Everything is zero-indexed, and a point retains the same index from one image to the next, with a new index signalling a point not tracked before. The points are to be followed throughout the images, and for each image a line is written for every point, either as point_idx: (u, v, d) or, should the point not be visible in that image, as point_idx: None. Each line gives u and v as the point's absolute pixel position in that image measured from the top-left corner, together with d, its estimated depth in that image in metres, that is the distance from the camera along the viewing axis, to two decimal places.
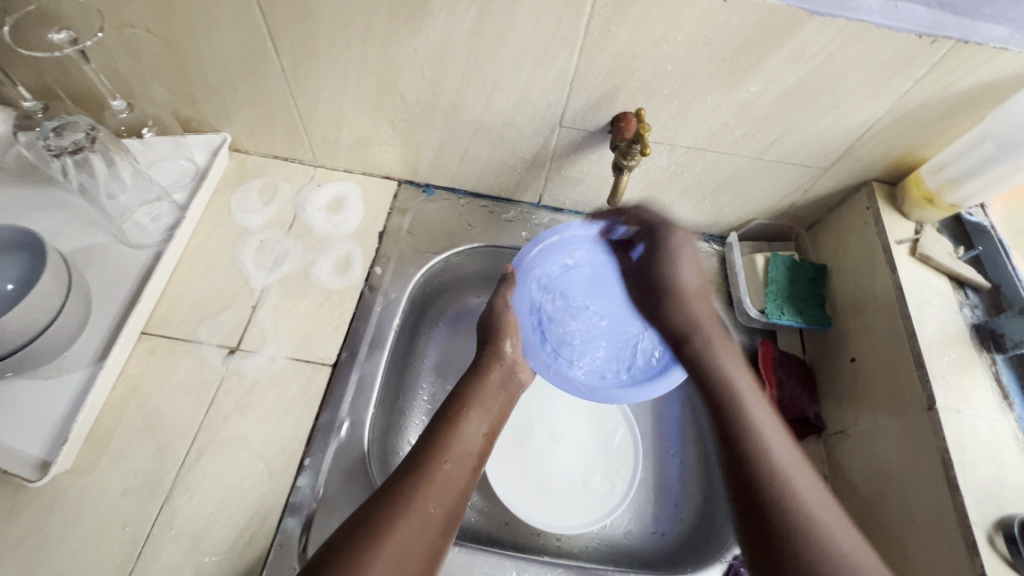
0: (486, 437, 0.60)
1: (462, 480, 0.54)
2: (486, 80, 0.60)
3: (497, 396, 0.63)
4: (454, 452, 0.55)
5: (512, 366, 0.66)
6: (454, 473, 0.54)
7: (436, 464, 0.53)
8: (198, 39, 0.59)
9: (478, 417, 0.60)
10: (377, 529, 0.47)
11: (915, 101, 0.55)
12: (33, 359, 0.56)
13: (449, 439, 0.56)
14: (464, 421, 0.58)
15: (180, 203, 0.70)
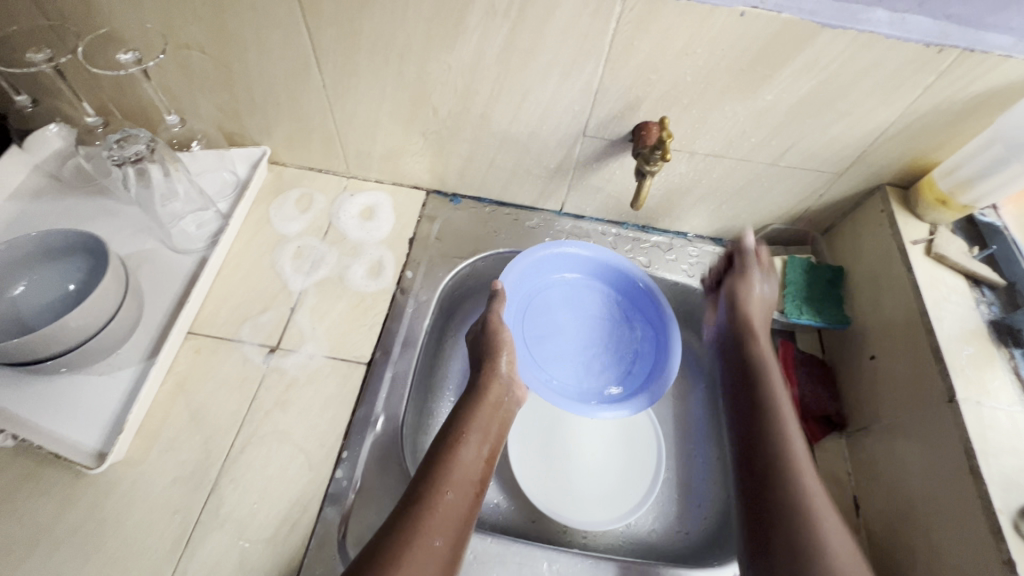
0: (487, 460, 0.58)
1: (463, 510, 0.52)
2: (515, 93, 0.64)
3: (494, 419, 0.61)
4: (454, 482, 0.53)
5: (508, 384, 0.64)
6: (455, 505, 0.52)
7: (438, 493, 0.52)
8: (248, 58, 0.64)
9: (478, 440, 0.59)
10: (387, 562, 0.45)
11: (925, 107, 0.57)
12: (92, 355, 0.59)
13: (450, 465, 0.55)
14: (463, 446, 0.57)
15: (224, 212, 0.74)
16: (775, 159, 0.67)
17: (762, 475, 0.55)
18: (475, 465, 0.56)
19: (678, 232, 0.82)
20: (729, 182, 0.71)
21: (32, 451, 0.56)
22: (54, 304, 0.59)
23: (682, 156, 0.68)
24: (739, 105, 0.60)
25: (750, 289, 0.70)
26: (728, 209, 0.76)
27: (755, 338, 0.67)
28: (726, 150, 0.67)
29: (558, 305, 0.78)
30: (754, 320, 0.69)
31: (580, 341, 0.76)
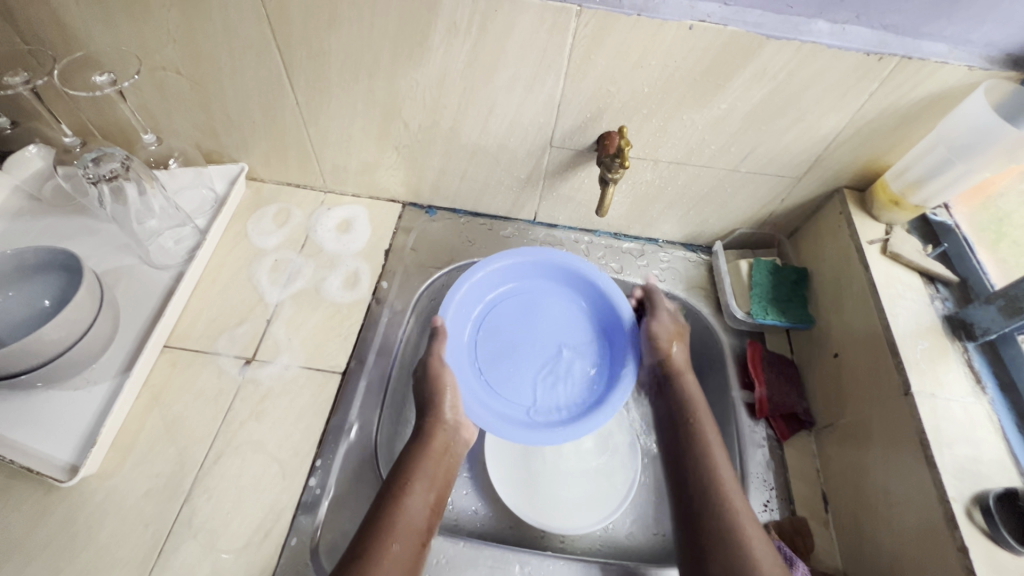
0: (433, 509, 0.55)
1: (409, 564, 0.50)
2: (482, 106, 0.66)
3: (438, 468, 0.58)
4: (399, 532, 0.51)
5: (455, 428, 0.62)
6: (400, 560, 0.49)
7: (379, 550, 0.49)
8: (222, 78, 0.66)
9: (423, 488, 0.56)
10: None
11: (872, 113, 0.60)
12: (66, 370, 0.60)
13: (392, 519, 0.51)
14: (408, 497, 0.54)
15: (201, 228, 0.75)
16: (735, 165, 0.69)
17: (684, 483, 0.57)
18: (422, 518, 0.54)
19: (649, 239, 0.84)
20: (694, 188, 0.74)
21: (5, 466, 0.56)
22: (28, 320, 0.60)
23: (647, 164, 0.70)
24: (696, 114, 0.63)
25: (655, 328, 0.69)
26: (695, 214, 0.78)
27: (686, 373, 0.67)
28: (689, 158, 0.69)
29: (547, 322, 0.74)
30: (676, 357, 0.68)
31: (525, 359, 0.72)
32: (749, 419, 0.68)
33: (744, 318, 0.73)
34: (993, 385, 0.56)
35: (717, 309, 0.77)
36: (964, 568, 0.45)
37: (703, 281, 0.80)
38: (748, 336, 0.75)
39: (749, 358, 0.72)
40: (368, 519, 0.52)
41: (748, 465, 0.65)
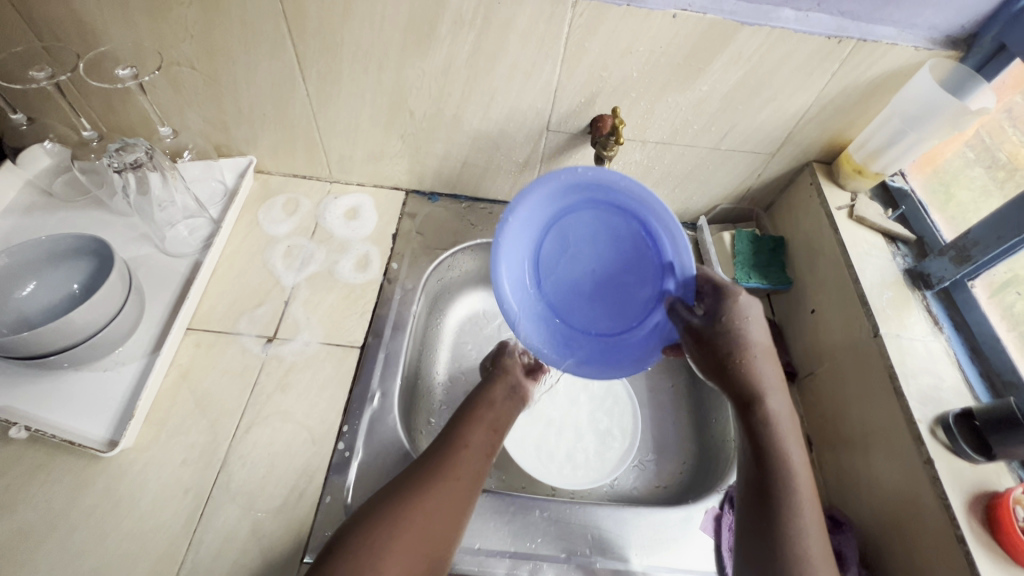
0: (495, 434, 0.63)
1: (461, 499, 0.54)
2: (484, 93, 0.71)
3: (500, 407, 0.66)
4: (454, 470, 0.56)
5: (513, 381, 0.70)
6: (453, 493, 0.54)
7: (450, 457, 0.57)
8: (236, 72, 0.70)
9: (484, 419, 0.64)
10: (398, 515, 0.51)
11: (834, 92, 0.67)
12: (98, 350, 0.63)
13: (460, 435, 0.60)
14: (473, 423, 0.63)
15: (215, 218, 0.79)
16: (716, 144, 0.76)
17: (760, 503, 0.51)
18: (476, 463, 0.58)
19: None
20: (679, 167, 0.80)
21: (44, 442, 0.59)
22: (60, 304, 0.63)
23: (636, 145, 0.76)
24: (680, 96, 0.69)
25: (746, 329, 0.56)
26: (680, 192, 0.85)
27: (763, 360, 0.55)
28: (674, 138, 0.75)
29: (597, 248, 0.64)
30: (752, 343, 0.55)
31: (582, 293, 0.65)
32: None
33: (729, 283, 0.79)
34: (949, 325, 0.63)
35: None
36: (929, 476, 0.52)
37: (690, 254, 0.87)
38: None
39: None
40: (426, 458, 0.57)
41: None
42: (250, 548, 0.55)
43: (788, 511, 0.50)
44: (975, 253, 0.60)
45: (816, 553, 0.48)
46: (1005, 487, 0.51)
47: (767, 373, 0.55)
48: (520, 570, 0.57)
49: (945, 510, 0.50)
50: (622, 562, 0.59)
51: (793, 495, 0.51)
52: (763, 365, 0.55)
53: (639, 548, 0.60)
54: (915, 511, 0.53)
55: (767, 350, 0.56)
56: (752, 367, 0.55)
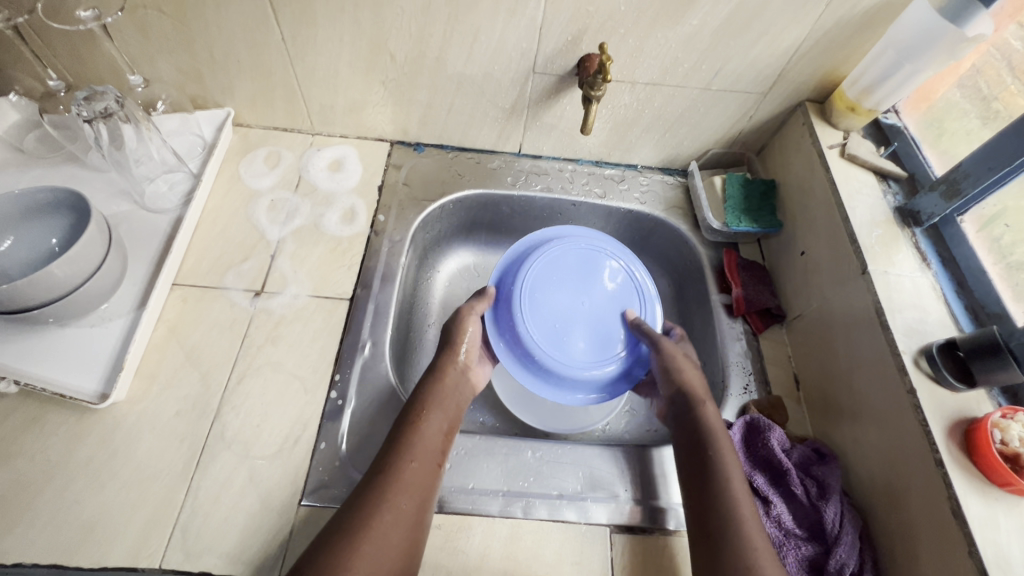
0: (447, 434, 0.59)
1: (426, 479, 0.54)
2: (467, 33, 0.68)
3: (451, 397, 0.62)
4: (419, 452, 0.55)
5: (465, 367, 0.66)
6: (417, 474, 0.54)
7: (400, 465, 0.53)
8: (206, 15, 0.66)
9: (438, 416, 0.59)
10: (350, 544, 0.47)
11: (829, 23, 0.65)
12: (82, 305, 0.62)
13: (412, 441, 0.56)
14: (425, 423, 0.58)
15: (195, 172, 0.77)
16: (707, 84, 0.74)
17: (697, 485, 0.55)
18: (437, 440, 0.57)
19: (629, 165, 0.89)
20: (669, 110, 0.78)
21: (36, 396, 0.59)
22: (39, 259, 0.62)
23: (625, 87, 0.74)
24: (670, 32, 0.67)
25: (678, 358, 0.65)
26: (671, 137, 0.83)
27: (686, 363, 0.65)
28: (664, 79, 0.73)
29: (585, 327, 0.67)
30: (679, 357, 0.65)
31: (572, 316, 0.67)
32: (728, 317, 0.75)
33: (720, 228, 0.79)
34: (937, 261, 0.63)
35: (695, 225, 0.83)
36: (912, 404, 0.53)
37: (681, 202, 0.86)
38: (723, 247, 0.82)
39: (725, 265, 0.78)
40: (387, 442, 0.56)
41: (728, 355, 0.72)
42: (249, 492, 0.56)
43: (716, 463, 0.56)
44: (965, 186, 0.59)
45: (748, 508, 0.52)
46: (984, 412, 0.52)
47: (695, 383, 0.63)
48: (513, 507, 0.58)
49: (926, 435, 0.51)
50: (614, 496, 0.60)
51: (716, 452, 0.57)
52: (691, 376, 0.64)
53: (628, 483, 0.61)
54: (897, 440, 0.54)
55: (692, 365, 0.65)
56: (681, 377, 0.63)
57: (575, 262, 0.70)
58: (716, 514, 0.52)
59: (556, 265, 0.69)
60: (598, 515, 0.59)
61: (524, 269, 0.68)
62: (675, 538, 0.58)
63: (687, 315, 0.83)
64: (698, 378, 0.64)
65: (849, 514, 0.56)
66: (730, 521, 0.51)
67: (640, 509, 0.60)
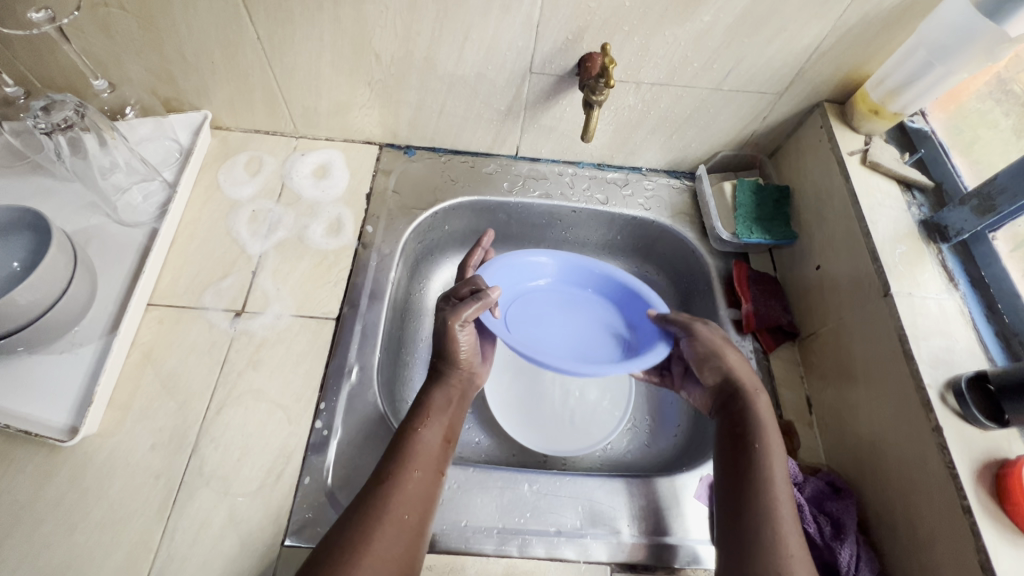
0: (446, 445, 0.58)
1: (429, 489, 0.53)
2: (458, 31, 0.63)
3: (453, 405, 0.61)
4: (420, 462, 0.54)
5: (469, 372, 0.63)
6: (421, 484, 0.52)
7: (404, 474, 0.52)
8: (173, 13, 0.61)
9: (438, 424, 0.58)
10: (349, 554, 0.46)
11: (854, 19, 0.59)
12: (49, 332, 0.58)
13: (410, 449, 0.54)
14: (423, 431, 0.56)
15: (170, 181, 0.72)
16: (718, 84, 0.68)
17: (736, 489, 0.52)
18: (437, 448, 0.56)
19: (633, 168, 0.84)
20: (676, 111, 0.73)
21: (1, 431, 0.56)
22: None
23: (629, 87, 0.69)
24: (679, 29, 0.61)
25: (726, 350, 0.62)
26: (678, 139, 0.78)
27: (731, 353, 0.61)
28: (671, 79, 0.68)
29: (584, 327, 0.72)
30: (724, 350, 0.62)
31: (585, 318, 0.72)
32: (737, 334, 0.71)
33: (729, 238, 0.74)
34: (965, 281, 0.58)
35: (702, 233, 0.78)
36: (937, 444, 0.49)
37: (688, 208, 0.81)
38: (733, 257, 0.77)
39: (734, 278, 0.73)
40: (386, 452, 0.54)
41: None
42: (228, 532, 0.53)
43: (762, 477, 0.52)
44: (1000, 202, 0.54)
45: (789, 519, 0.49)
46: (1016, 453, 0.48)
47: (746, 376, 0.60)
48: (508, 545, 0.55)
49: (953, 479, 0.47)
50: (616, 533, 0.57)
51: (761, 446, 0.54)
52: (740, 367, 0.60)
53: (633, 518, 0.58)
54: (920, 481, 0.50)
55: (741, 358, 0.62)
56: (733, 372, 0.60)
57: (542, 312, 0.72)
58: (763, 508, 0.50)
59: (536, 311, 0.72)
60: (598, 553, 0.56)
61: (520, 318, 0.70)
62: None
63: None
64: (750, 373, 0.60)
65: (866, 556, 0.52)
66: (766, 511, 0.49)
67: (648, 545, 0.57)
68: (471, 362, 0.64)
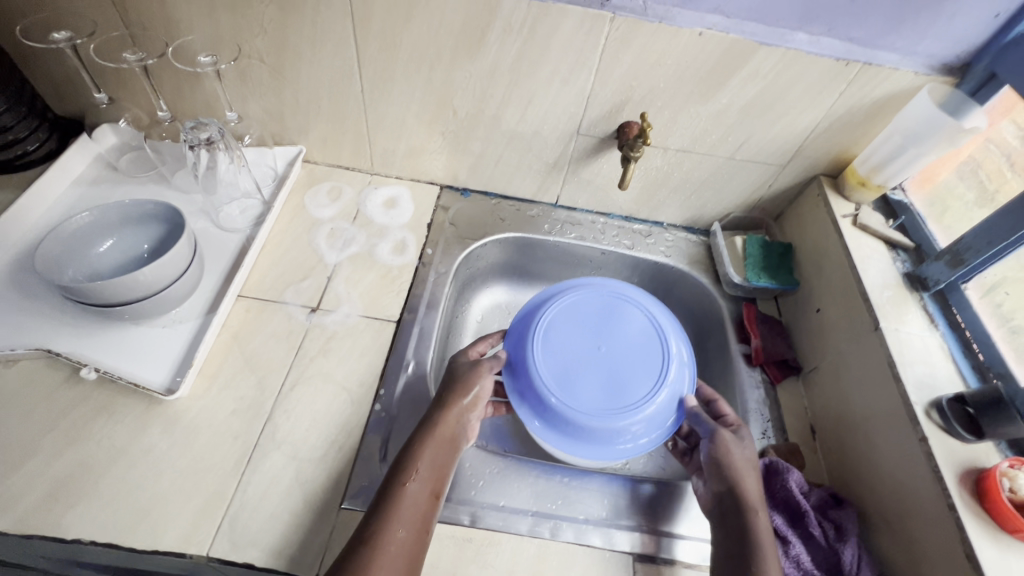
0: (433, 494, 0.56)
1: (414, 547, 0.52)
2: (523, 97, 0.78)
3: (445, 453, 0.59)
4: (404, 515, 0.53)
5: (463, 412, 0.62)
6: (405, 544, 0.52)
7: (388, 531, 0.52)
8: (301, 66, 0.77)
9: (424, 473, 0.57)
10: None
11: (841, 110, 0.74)
12: (161, 306, 0.68)
13: (392, 503, 0.54)
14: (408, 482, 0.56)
15: (265, 199, 0.86)
16: (731, 154, 0.83)
17: None
18: (424, 502, 0.55)
19: (655, 222, 0.97)
20: (696, 174, 0.87)
21: (107, 385, 0.64)
22: (127, 261, 0.69)
23: (658, 151, 0.83)
24: (701, 107, 0.76)
25: (735, 450, 0.61)
26: (696, 199, 0.91)
27: (745, 469, 0.60)
28: (693, 146, 0.82)
29: (610, 286, 0.75)
30: (734, 451, 0.61)
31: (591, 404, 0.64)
32: (747, 366, 0.80)
33: (741, 282, 0.85)
34: (944, 323, 0.68)
35: (716, 279, 0.90)
36: (925, 452, 0.56)
37: (703, 257, 0.93)
38: (743, 301, 0.87)
39: (745, 317, 0.84)
40: (374, 501, 0.55)
41: (746, 401, 0.76)
42: (295, 492, 0.60)
43: None
44: (968, 256, 0.65)
45: None
46: (993, 464, 0.55)
47: (751, 489, 0.59)
48: (542, 527, 0.61)
49: (939, 481, 0.54)
50: (674, 531, 0.63)
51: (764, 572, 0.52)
52: (744, 481, 0.59)
53: (657, 516, 0.64)
54: (913, 487, 0.57)
55: (749, 467, 0.61)
56: (737, 485, 0.59)
57: (585, 382, 0.66)
58: None
59: (560, 356, 0.68)
60: (623, 543, 0.61)
61: (542, 362, 0.67)
62: (697, 572, 0.60)
63: (707, 364, 0.88)
64: (756, 486, 0.59)
65: (866, 559, 0.58)
66: None
67: (664, 539, 0.62)
68: (474, 409, 0.64)
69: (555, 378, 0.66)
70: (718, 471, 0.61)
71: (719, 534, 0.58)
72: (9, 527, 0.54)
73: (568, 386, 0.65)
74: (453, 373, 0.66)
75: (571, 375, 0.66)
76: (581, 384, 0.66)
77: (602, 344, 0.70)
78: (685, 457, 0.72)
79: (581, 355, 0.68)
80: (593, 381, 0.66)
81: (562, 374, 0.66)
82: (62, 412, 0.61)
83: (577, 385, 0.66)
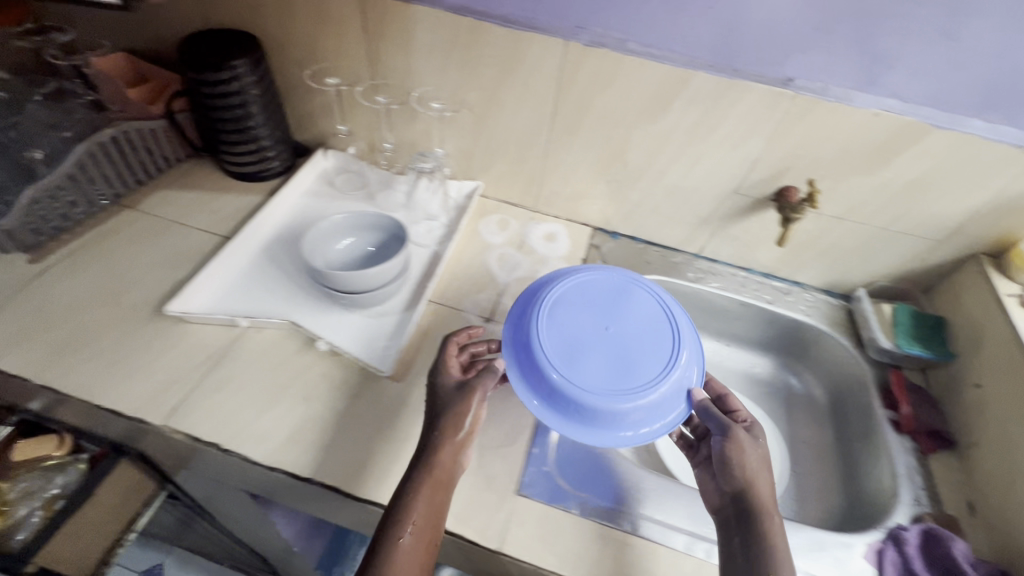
0: (457, 462, 0.63)
1: (433, 513, 0.59)
2: (691, 156, 0.88)
3: (468, 429, 0.65)
4: (432, 484, 0.60)
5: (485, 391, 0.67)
6: (428, 508, 0.59)
7: (413, 495, 0.59)
8: (502, 116, 0.92)
9: (458, 444, 0.63)
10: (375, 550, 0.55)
11: (1011, 192, 0.77)
12: (377, 298, 0.82)
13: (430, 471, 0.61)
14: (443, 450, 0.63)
15: (447, 222, 1.00)
16: (887, 225, 0.87)
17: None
18: (447, 472, 0.62)
19: (794, 282, 1.01)
20: (847, 241, 0.91)
21: (330, 357, 0.77)
22: (356, 257, 0.84)
23: (812, 215, 0.89)
24: (864, 179, 0.82)
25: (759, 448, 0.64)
26: (843, 264, 0.95)
27: (759, 468, 0.63)
28: (848, 214, 0.87)
29: (624, 273, 0.80)
30: (744, 448, 0.63)
31: (592, 382, 0.67)
32: (895, 432, 0.80)
33: (890, 347, 0.87)
34: None
35: (859, 343, 0.91)
36: None
37: (844, 320, 0.96)
38: (889, 367, 0.88)
39: (893, 384, 0.85)
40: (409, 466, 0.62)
41: (896, 467, 0.76)
42: (477, 473, 0.69)
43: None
44: None
45: None
46: None
47: (766, 487, 0.62)
48: (697, 548, 0.66)
49: None
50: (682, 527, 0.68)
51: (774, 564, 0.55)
52: (759, 481, 0.62)
53: None
54: None
55: (760, 467, 0.63)
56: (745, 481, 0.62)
57: (603, 364, 0.69)
58: None
59: (561, 332, 0.71)
60: None
61: (536, 332, 0.70)
62: None
63: (846, 425, 0.90)
64: (772, 487, 0.62)
65: None
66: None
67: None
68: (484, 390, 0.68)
69: (589, 358, 0.69)
70: (724, 465, 0.63)
71: (728, 524, 0.61)
72: (263, 459, 0.66)
73: (604, 368, 0.68)
74: (441, 403, 0.66)
75: (568, 351, 0.69)
76: (612, 368, 0.68)
77: (608, 326, 0.73)
78: (692, 448, 0.73)
79: (624, 340, 0.71)
80: (580, 359, 0.69)
81: (558, 347, 0.69)
82: (295, 374, 0.75)
83: (603, 368, 0.68)
